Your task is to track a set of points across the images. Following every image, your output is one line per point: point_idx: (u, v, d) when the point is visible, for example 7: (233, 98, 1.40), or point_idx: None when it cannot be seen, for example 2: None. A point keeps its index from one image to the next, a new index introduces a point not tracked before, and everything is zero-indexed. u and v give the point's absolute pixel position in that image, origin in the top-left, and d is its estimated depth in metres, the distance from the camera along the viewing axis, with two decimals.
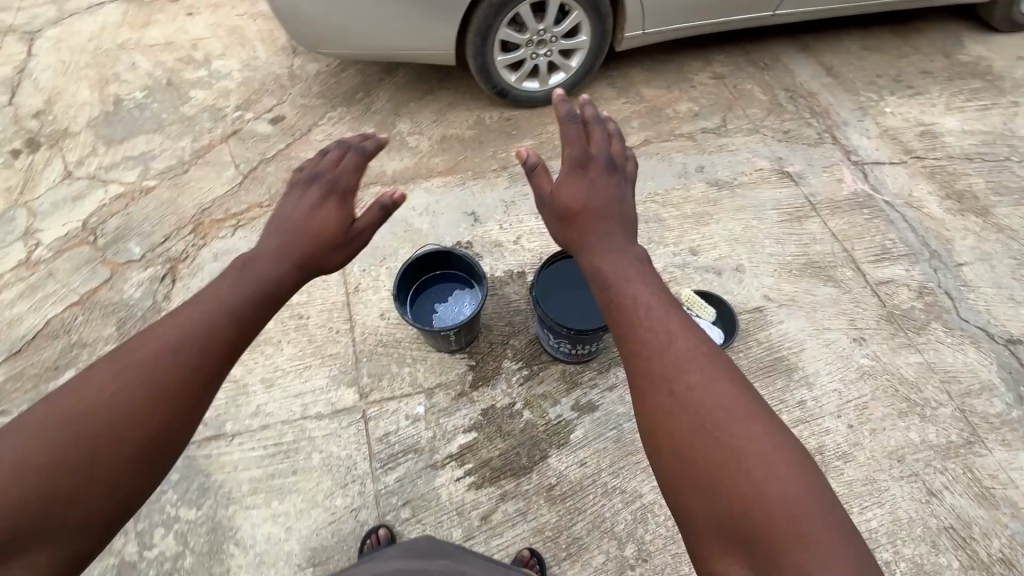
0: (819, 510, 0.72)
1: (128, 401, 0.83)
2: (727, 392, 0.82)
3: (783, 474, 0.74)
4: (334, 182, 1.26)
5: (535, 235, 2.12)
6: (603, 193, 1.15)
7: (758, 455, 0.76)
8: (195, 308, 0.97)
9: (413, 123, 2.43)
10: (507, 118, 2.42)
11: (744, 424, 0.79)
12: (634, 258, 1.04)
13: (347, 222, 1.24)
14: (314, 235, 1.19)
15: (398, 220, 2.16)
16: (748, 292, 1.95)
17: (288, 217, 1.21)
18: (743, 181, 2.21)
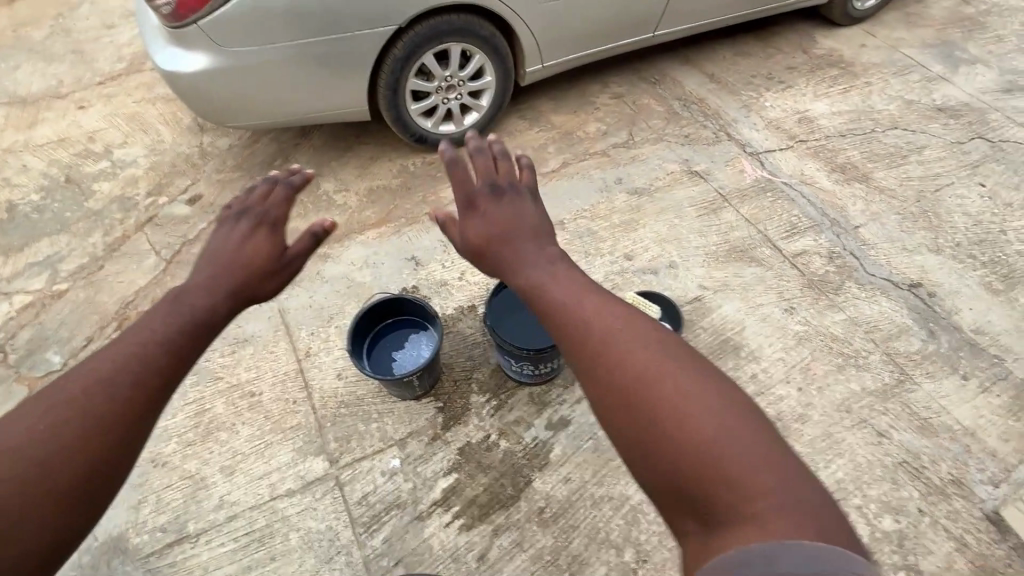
0: (754, 462, 0.74)
1: (61, 442, 0.86)
2: (656, 354, 0.86)
3: (712, 420, 0.77)
4: (263, 213, 1.26)
5: (478, 267, 2.16)
6: (510, 220, 1.11)
7: (691, 419, 0.77)
8: (126, 344, 0.99)
9: (338, 180, 2.44)
10: (430, 162, 2.49)
11: (674, 383, 0.81)
12: (557, 258, 1.04)
13: (278, 250, 1.24)
14: (247, 264, 1.20)
15: (340, 277, 2.14)
16: (685, 285, 2.08)
17: (217, 252, 1.21)
18: (659, 185, 2.38)
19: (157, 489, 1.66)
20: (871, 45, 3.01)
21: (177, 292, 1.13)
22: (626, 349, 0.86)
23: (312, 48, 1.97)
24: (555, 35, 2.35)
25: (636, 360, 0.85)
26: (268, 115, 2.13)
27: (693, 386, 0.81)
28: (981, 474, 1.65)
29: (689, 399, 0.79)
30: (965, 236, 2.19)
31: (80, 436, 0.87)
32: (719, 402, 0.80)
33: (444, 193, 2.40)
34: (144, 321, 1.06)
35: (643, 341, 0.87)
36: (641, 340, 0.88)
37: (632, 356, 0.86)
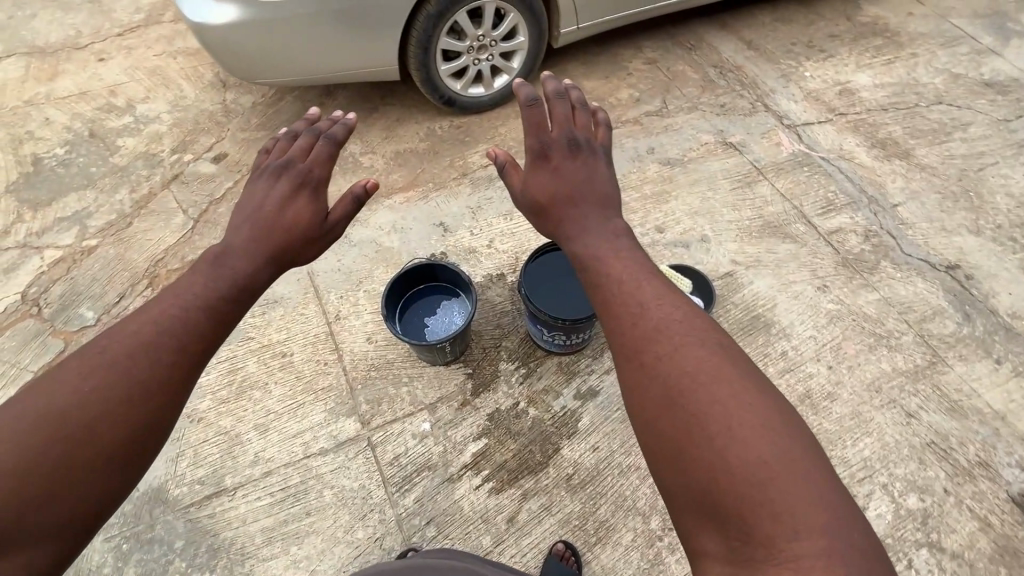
0: (784, 478, 0.77)
1: (128, 384, 0.89)
2: (703, 359, 0.88)
3: (759, 446, 0.79)
4: (308, 170, 1.30)
5: (506, 236, 2.14)
6: (573, 178, 1.24)
7: (721, 422, 0.81)
8: (181, 300, 1.04)
9: (364, 142, 2.39)
10: (458, 125, 2.44)
11: (720, 396, 0.83)
12: (610, 232, 1.17)
13: (320, 213, 1.27)
14: (288, 229, 1.22)
15: (367, 241, 2.12)
16: (717, 260, 2.06)
17: (263, 210, 1.24)
18: (692, 156, 2.32)
19: (193, 444, 1.70)
20: (918, 14, 2.88)
21: (221, 252, 1.16)
22: (673, 352, 0.89)
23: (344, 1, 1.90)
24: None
25: (682, 364, 0.88)
26: (296, 72, 2.08)
27: (742, 401, 0.83)
28: (1008, 457, 1.66)
29: (737, 418, 0.81)
30: (1007, 218, 2.14)
31: (145, 377, 0.91)
32: (768, 429, 0.81)
33: (472, 159, 2.35)
34: (180, 285, 1.08)
35: (692, 347, 0.90)
36: (690, 344, 0.91)
37: (680, 361, 0.89)
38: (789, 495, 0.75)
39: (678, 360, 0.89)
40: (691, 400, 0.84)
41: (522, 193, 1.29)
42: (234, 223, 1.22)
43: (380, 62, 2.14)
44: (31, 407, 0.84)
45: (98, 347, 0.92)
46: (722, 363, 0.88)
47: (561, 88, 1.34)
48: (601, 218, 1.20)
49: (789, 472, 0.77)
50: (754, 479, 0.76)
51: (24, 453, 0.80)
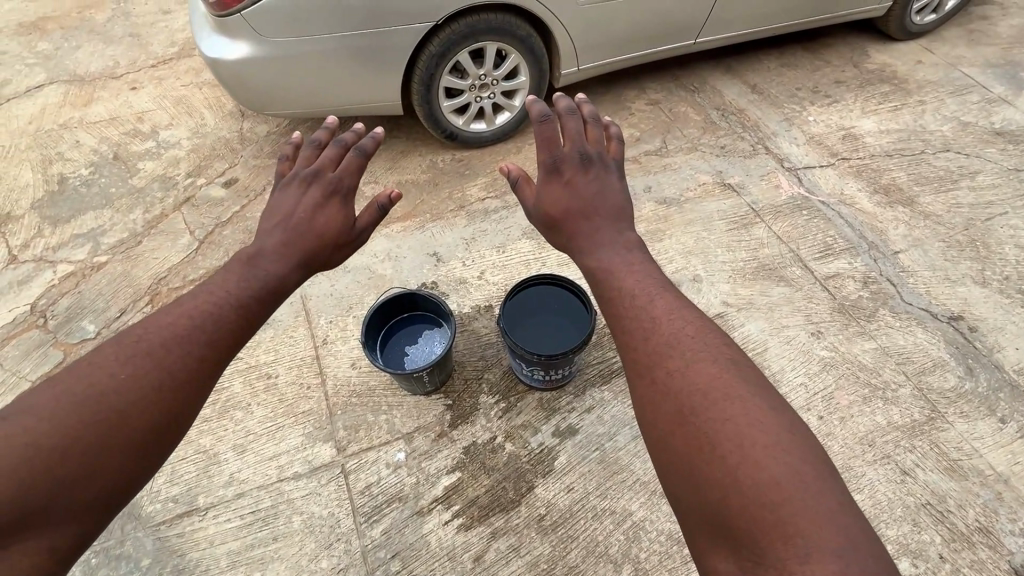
0: (795, 497, 0.79)
1: (145, 383, 0.95)
2: (715, 377, 0.93)
3: (767, 463, 0.82)
4: (338, 179, 1.32)
5: (497, 268, 2.16)
6: (586, 194, 1.26)
7: (730, 440, 0.85)
8: (206, 301, 1.10)
9: (368, 172, 2.48)
10: (459, 159, 2.50)
11: (732, 414, 0.88)
12: (623, 247, 1.19)
13: (349, 223, 1.32)
14: (318, 235, 1.27)
15: (362, 267, 2.17)
16: (708, 300, 2.03)
17: (295, 216, 1.27)
18: (689, 196, 2.33)
19: (172, 460, 1.72)
20: (928, 62, 2.87)
21: (252, 258, 1.21)
22: (685, 371, 0.94)
23: (357, 42, 2.01)
24: (593, 38, 2.32)
25: (693, 381, 0.93)
26: (309, 106, 2.19)
27: (751, 420, 0.87)
28: (1011, 524, 1.55)
29: (749, 435, 0.85)
30: (1015, 270, 2.06)
31: (163, 377, 0.97)
32: (782, 447, 0.83)
33: (470, 192, 2.40)
34: (218, 287, 1.14)
35: (703, 365, 0.95)
36: (703, 362, 0.95)
37: (691, 378, 0.94)
38: (800, 513, 0.78)
39: (689, 377, 0.94)
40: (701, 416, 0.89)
41: (534, 206, 1.31)
42: (266, 227, 1.26)
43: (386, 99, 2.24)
44: (53, 400, 0.90)
45: (124, 344, 0.99)
46: (733, 382, 0.92)
47: (574, 104, 1.35)
48: (618, 231, 1.22)
49: (801, 489, 0.80)
50: (767, 496, 0.79)
51: (45, 443, 0.85)
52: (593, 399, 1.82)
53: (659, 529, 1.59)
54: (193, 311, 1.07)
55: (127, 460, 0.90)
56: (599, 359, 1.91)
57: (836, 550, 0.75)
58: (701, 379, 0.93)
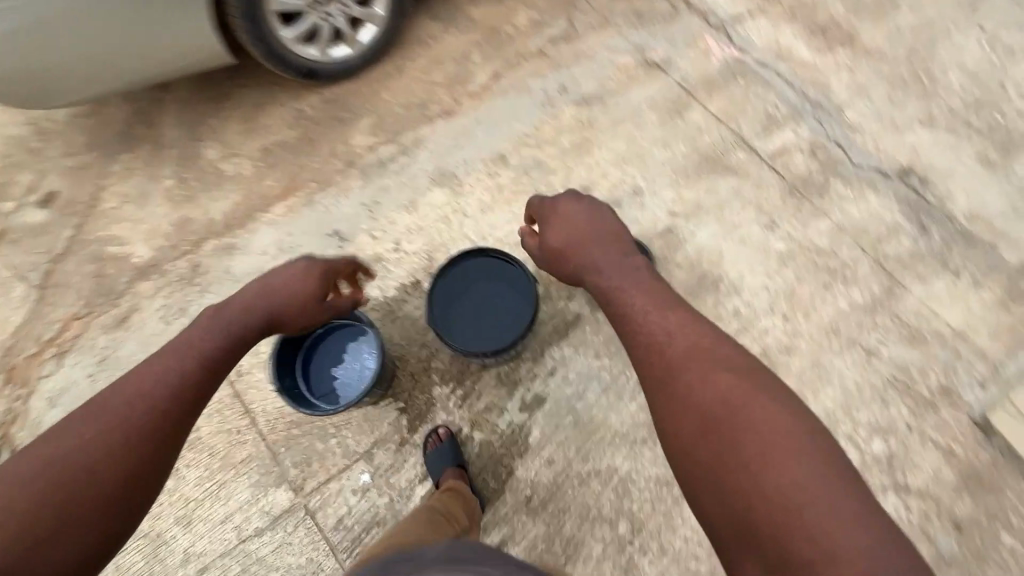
0: (825, 501, 0.70)
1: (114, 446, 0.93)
2: (736, 379, 0.83)
3: (795, 466, 0.73)
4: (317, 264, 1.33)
5: (414, 232, 1.84)
6: (579, 227, 1.17)
7: (757, 446, 0.76)
8: (176, 356, 1.08)
9: (223, 145, 1.98)
10: (329, 100, 2.00)
11: (752, 420, 0.78)
12: (632, 270, 1.10)
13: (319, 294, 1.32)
14: (288, 294, 1.25)
15: (249, 273, 1.84)
16: (653, 214, 1.82)
17: (270, 289, 1.25)
18: (611, 88, 1.97)
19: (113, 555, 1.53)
20: None
21: (219, 312, 1.19)
22: (705, 380, 0.84)
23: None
24: None
25: (712, 385, 0.84)
26: (86, 81, 1.60)
27: (772, 424, 0.78)
28: (970, 378, 1.59)
29: (771, 440, 0.76)
30: (962, 99, 1.91)
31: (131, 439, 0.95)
32: (806, 454, 0.74)
33: (355, 141, 1.96)
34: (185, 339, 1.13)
35: (722, 370, 0.85)
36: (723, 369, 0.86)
37: (710, 384, 0.84)
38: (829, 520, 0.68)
39: (706, 383, 0.84)
40: (724, 423, 0.80)
41: (540, 249, 1.23)
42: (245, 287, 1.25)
43: (193, 49, 1.65)
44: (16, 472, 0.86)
45: (85, 411, 0.95)
46: (753, 385, 0.83)
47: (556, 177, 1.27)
48: (612, 255, 1.12)
49: (829, 499, 0.70)
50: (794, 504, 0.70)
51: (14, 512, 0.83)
52: (554, 359, 1.67)
53: (646, 477, 1.55)
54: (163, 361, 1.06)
55: (92, 521, 0.88)
56: (551, 313, 1.72)
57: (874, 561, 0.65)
58: (718, 384, 0.83)
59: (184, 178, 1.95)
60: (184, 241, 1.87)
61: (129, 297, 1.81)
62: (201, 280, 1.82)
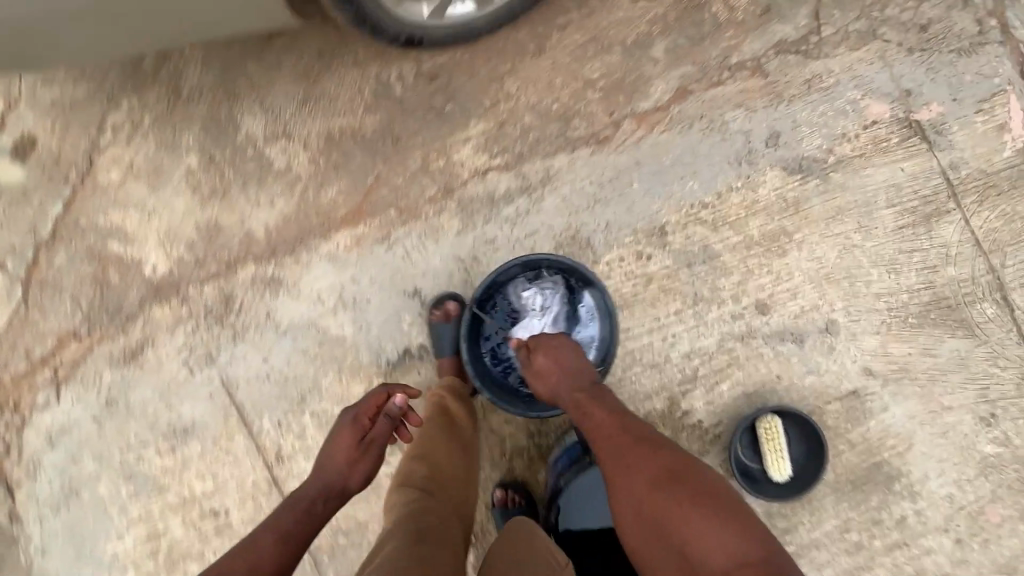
0: (700, 525, 0.84)
1: (265, 546, 0.95)
2: (730, 512, 0.85)
3: (682, 501, 0.87)
4: (367, 408, 1.20)
5: (521, 317, 1.37)
6: (558, 386, 1.12)
7: (639, 486, 0.91)
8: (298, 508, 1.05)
9: (274, 118, 1.39)
10: (432, 77, 1.38)
11: (729, 547, 0.81)
12: (573, 352, 1.15)
13: (361, 438, 1.16)
14: (355, 438, 1.15)
15: (304, 323, 1.38)
16: (839, 367, 1.35)
17: (347, 452, 1.14)
18: (839, 156, 1.35)
19: None
20: None
21: (343, 485, 1.11)
22: (653, 443, 0.96)
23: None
24: None
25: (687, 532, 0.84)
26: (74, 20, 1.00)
27: (735, 556, 0.80)
28: None
29: (680, 482, 0.89)
30: None
31: (271, 542, 0.96)
32: (685, 480, 0.89)
33: (462, 159, 1.38)
34: (298, 494, 1.08)
35: (655, 471, 0.91)
36: (670, 479, 0.90)
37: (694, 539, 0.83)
38: None
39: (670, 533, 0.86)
40: (652, 467, 0.92)
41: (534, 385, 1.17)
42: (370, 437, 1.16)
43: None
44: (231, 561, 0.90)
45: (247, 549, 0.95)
46: (695, 472, 0.91)
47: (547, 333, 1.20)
48: (568, 385, 1.10)
49: (699, 518, 0.84)
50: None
51: (290, 527, 1.00)
52: None
53: None
54: (292, 511, 1.04)
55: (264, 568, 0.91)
56: None
57: (700, 526, 0.83)
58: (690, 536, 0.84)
59: (213, 160, 1.39)
60: (212, 257, 1.39)
61: (139, 325, 1.39)
62: (233, 320, 1.38)
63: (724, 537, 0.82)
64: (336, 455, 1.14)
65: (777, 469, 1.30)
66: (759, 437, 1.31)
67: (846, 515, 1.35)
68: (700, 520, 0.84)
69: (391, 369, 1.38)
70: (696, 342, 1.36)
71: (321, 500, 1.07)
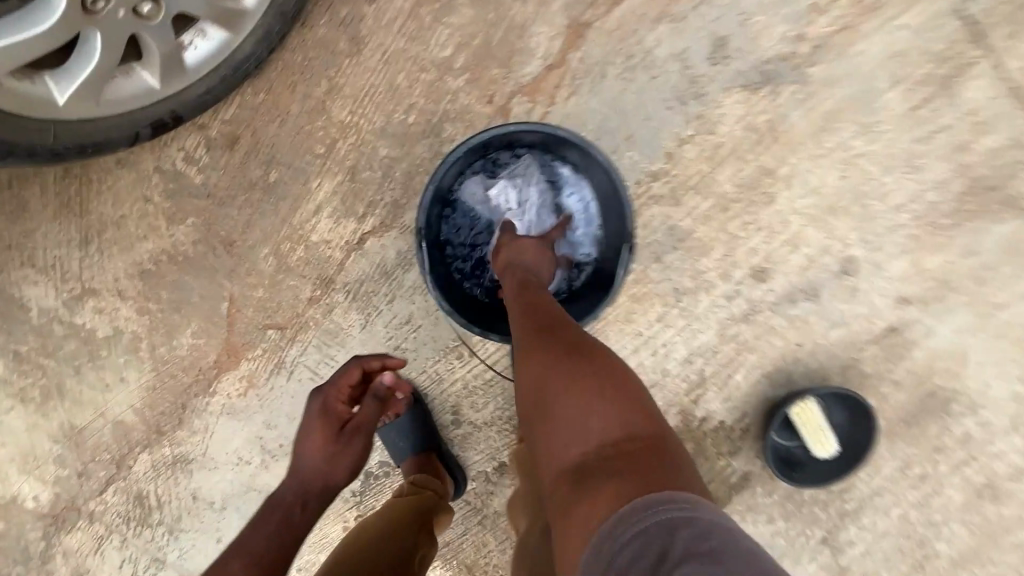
0: (601, 419, 0.62)
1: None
2: (630, 402, 0.65)
3: (591, 388, 0.65)
4: (340, 388, 0.86)
5: (480, 390, 1.10)
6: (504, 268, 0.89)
7: (550, 365, 0.70)
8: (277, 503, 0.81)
9: (63, 275, 1.01)
10: (232, 141, 0.96)
11: (613, 430, 0.61)
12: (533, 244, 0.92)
13: (338, 424, 0.85)
14: (324, 438, 0.84)
15: (238, 489, 1.13)
16: (868, 307, 1.09)
17: (315, 450, 0.83)
18: (809, 41, 0.97)
19: None
20: None
21: (326, 480, 0.83)
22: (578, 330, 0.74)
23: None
24: None
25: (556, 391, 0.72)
26: None
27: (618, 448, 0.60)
28: None
29: (598, 372, 0.67)
30: None
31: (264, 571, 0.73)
32: (601, 369, 0.67)
33: (324, 234, 1.01)
34: (273, 499, 0.82)
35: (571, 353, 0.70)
36: (585, 362, 0.68)
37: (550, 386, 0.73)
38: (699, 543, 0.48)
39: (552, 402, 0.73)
40: (576, 350, 0.70)
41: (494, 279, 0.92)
42: (349, 435, 0.84)
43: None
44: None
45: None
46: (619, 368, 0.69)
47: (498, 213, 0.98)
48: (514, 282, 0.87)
49: (599, 407, 0.63)
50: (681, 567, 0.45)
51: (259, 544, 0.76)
52: None
53: None
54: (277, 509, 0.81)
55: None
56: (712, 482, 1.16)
57: (602, 419, 0.62)
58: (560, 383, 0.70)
59: (21, 356, 1.05)
60: (92, 463, 1.10)
61: (57, 563, 1.14)
62: (158, 516, 1.14)
63: (614, 421, 0.62)
64: (309, 451, 0.84)
65: (824, 446, 1.10)
66: (794, 423, 1.11)
67: (906, 454, 1.19)
68: (599, 407, 0.63)
69: (359, 499, 1.14)
70: (694, 341, 1.09)
71: (298, 508, 0.81)
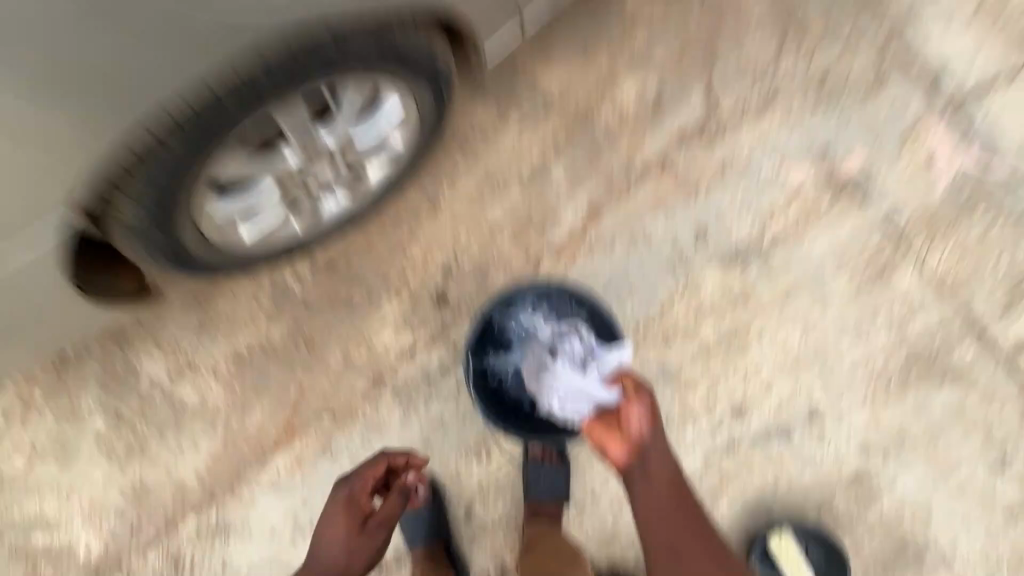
0: None
1: None
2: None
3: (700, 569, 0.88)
4: (366, 481, 1.03)
5: (491, 492, 1.26)
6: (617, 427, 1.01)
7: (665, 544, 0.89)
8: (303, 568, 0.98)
9: (174, 353, 1.27)
10: (329, 265, 1.27)
11: None
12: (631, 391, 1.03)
13: (361, 518, 1.01)
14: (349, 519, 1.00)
15: (265, 560, 1.25)
16: (835, 452, 1.26)
17: (337, 536, 0.98)
18: (772, 234, 1.27)
19: None
20: None
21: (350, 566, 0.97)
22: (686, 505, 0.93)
23: (176, 54, 0.73)
24: None
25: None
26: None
27: None
28: None
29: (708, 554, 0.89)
30: None
31: None
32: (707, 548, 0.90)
33: (385, 342, 1.27)
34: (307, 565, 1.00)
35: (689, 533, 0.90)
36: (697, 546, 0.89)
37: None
38: None
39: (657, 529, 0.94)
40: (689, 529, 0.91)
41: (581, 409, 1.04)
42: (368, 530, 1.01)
43: (90, 190, 0.82)
44: None
45: None
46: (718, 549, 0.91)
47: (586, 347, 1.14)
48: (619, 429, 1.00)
49: None
50: None
51: None
52: None
53: None
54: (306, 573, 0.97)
55: None
56: None
57: None
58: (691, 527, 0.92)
59: (121, 417, 1.27)
60: (148, 520, 1.26)
61: None
62: None
63: None
64: (331, 540, 0.99)
65: None
66: (773, 557, 1.22)
67: None
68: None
69: None
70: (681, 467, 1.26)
71: None
